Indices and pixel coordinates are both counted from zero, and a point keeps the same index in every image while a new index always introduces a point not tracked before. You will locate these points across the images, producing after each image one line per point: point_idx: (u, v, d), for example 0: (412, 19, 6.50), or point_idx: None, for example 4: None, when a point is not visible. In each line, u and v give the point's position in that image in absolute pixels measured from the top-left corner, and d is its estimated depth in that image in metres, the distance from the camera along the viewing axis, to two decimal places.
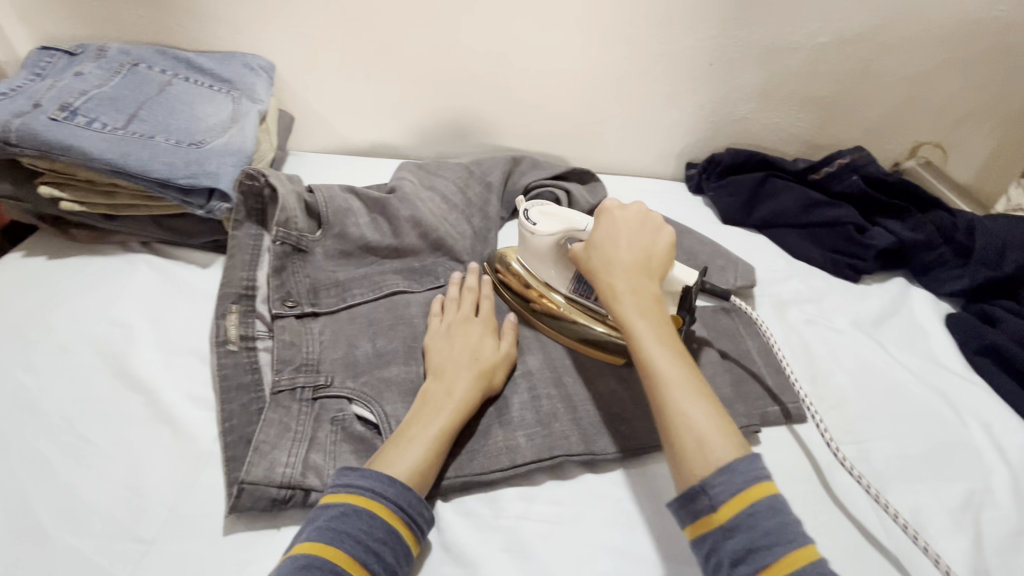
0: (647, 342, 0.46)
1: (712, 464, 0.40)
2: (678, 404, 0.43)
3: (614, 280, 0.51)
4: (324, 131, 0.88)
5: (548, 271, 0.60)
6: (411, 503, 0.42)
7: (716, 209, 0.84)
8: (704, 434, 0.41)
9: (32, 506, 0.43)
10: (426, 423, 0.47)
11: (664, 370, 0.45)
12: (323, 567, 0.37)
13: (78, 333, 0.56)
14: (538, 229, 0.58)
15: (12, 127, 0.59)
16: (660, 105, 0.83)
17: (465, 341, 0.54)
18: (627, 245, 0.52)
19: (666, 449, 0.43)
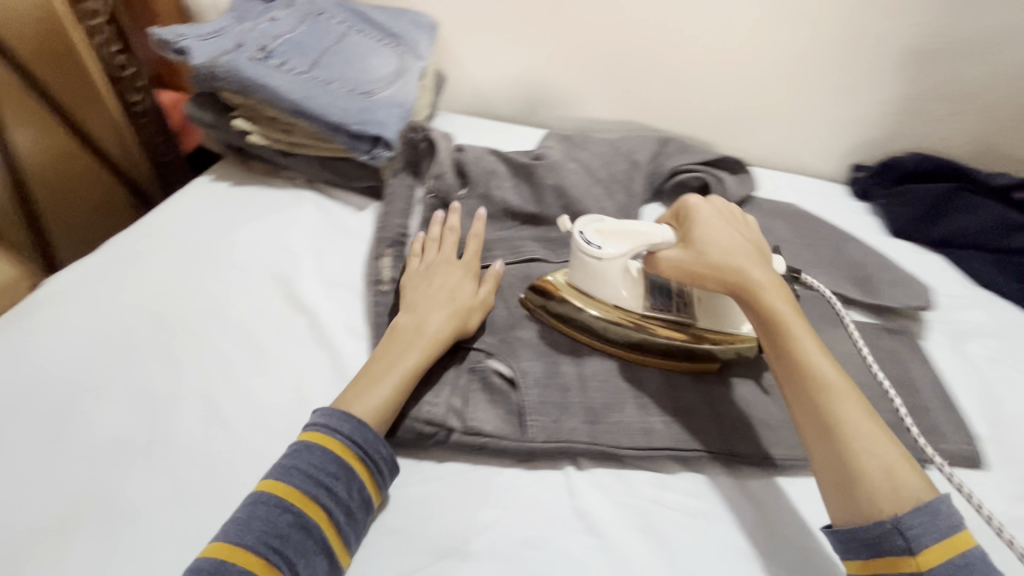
0: (809, 353, 0.43)
1: (910, 498, 0.37)
2: (849, 424, 0.39)
3: (751, 276, 0.47)
4: (472, 95, 0.90)
5: (619, 295, 0.52)
6: (365, 439, 0.43)
7: (884, 219, 0.76)
8: (888, 463, 0.38)
9: (220, 398, 0.48)
10: (395, 359, 0.48)
11: (836, 385, 0.41)
12: (270, 501, 0.39)
13: (256, 255, 0.62)
14: (604, 253, 0.51)
15: (220, 63, 0.65)
16: (836, 97, 0.76)
17: (439, 281, 0.55)
18: (733, 239, 0.49)
19: (842, 483, 0.39)
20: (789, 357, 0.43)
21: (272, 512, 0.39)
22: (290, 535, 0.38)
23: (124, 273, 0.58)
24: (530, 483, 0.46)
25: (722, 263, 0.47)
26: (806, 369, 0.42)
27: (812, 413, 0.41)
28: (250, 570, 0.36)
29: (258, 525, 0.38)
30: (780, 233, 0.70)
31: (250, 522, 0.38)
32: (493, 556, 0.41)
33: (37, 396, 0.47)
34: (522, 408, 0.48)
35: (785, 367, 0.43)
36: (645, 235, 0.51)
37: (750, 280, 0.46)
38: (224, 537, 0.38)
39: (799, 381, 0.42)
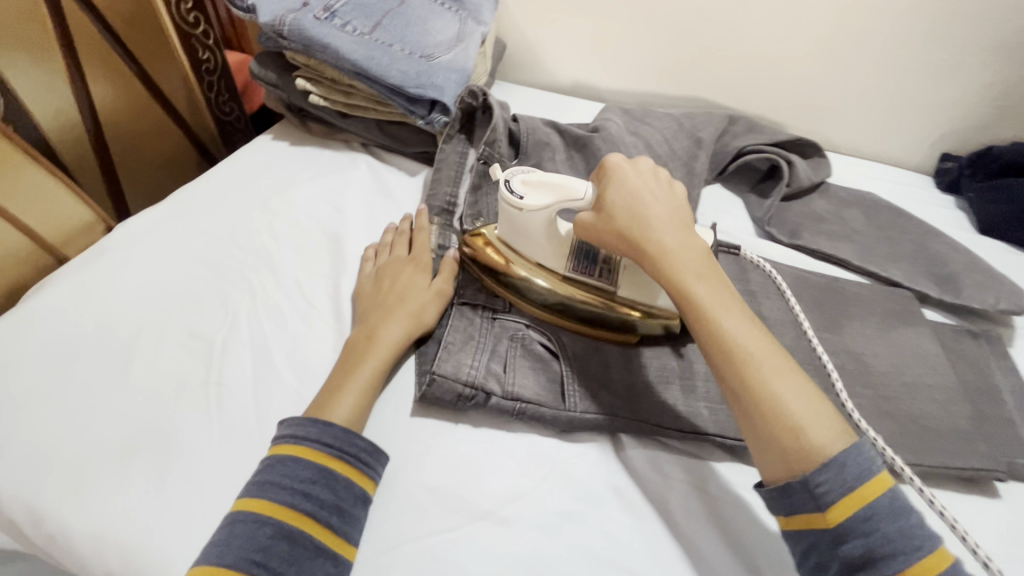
0: (714, 312, 0.40)
1: (818, 455, 0.34)
2: (778, 386, 0.37)
3: (658, 239, 0.43)
4: (532, 65, 0.88)
5: (541, 254, 0.50)
6: (336, 439, 0.41)
7: (972, 215, 0.69)
8: (805, 423, 0.35)
9: (271, 348, 0.49)
10: (351, 368, 0.46)
11: (741, 345, 0.38)
12: (247, 518, 0.37)
13: (311, 213, 0.63)
14: (526, 204, 0.48)
15: (286, 22, 0.65)
16: (931, 78, 0.70)
17: (393, 286, 0.52)
18: (654, 199, 0.46)
19: (765, 450, 0.36)
20: (695, 316, 0.40)
21: (250, 528, 0.37)
22: (275, 546, 0.36)
23: (187, 223, 0.59)
24: (568, 456, 0.45)
25: (632, 222, 0.45)
26: (713, 329, 0.39)
27: (728, 375, 0.38)
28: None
29: (238, 543, 0.36)
30: (853, 223, 0.65)
31: (229, 542, 0.36)
32: (530, 525, 0.40)
33: (104, 333, 0.48)
34: (562, 377, 0.47)
35: (694, 326, 0.40)
36: (568, 189, 0.48)
37: (658, 238, 0.44)
38: (205, 562, 0.36)
39: (717, 344, 0.39)
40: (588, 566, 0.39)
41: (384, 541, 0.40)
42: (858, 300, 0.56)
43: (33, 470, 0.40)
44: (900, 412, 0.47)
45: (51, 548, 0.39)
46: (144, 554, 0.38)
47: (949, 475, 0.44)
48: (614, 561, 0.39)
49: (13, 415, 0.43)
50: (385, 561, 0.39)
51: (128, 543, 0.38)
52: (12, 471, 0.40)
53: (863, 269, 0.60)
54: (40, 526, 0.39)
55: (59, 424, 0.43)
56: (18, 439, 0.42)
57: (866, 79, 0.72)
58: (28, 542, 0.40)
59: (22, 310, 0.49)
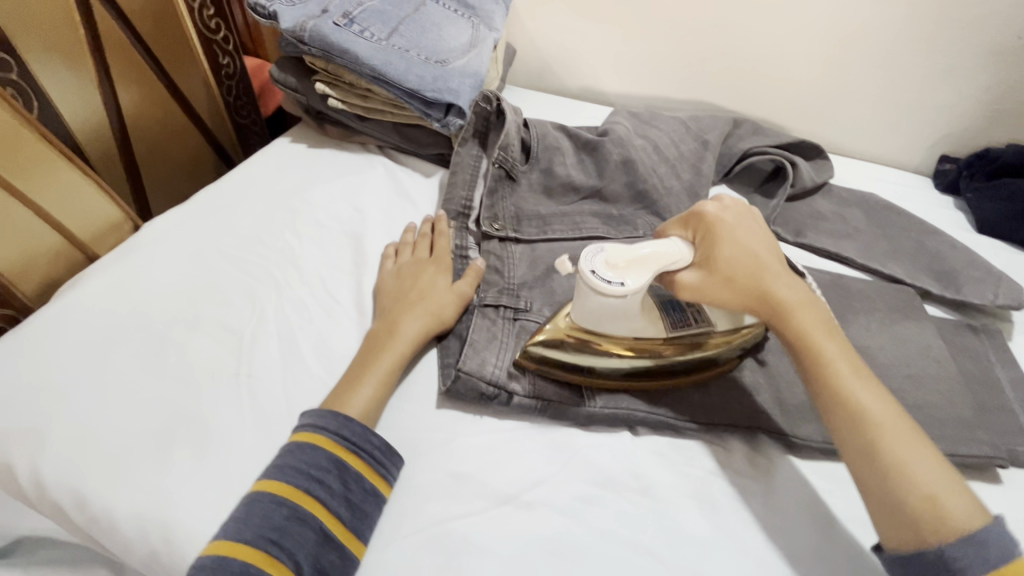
0: (848, 381, 0.40)
1: (958, 529, 0.34)
2: (912, 458, 0.37)
3: (781, 299, 0.43)
4: (541, 70, 0.90)
5: (638, 326, 0.47)
6: (353, 432, 0.43)
7: (971, 215, 0.71)
8: (942, 495, 0.35)
9: (298, 341, 0.51)
10: (370, 361, 0.47)
11: (874, 413, 0.39)
12: (264, 497, 0.39)
13: (331, 213, 0.65)
14: (630, 290, 0.43)
15: (307, 27, 0.67)
16: (929, 82, 0.72)
17: (414, 285, 0.54)
18: (763, 252, 0.46)
19: (908, 524, 0.35)
20: (825, 378, 0.41)
21: (266, 507, 0.38)
22: (287, 527, 0.38)
23: (213, 221, 0.61)
24: (585, 443, 0.47)
25: (751, 278, 0.44)
26: (844, 393, 0.40)
27: (860, 439, 0.38)
28: (249, 561, 0.36)
29: (255, 520, 0.38)
30: (855, 222, 0.67)
31: (246, 518, 0.38)
32: (550, 507, 0.42)
33: (137, 326, 0.50)
34: (582, 375, 0.49)
35: (822, 386, 0.41)
36: (661, 259, 0.44)
37: (775, 294, 0.44)
38: (223, 535, 0.37)
39: (854, 415, 0.39)
40: (608, 546, 0.40)
41: (409, 523, 0.41)
42: (863, 295, 0.58)
43: (75, 456, 0.42)
44: (905, 402, 0.49)
45: (94, 529, 0.41)
46: (184, 535, 0.39)
47: (952, 462, 0.46)
48: (633, 542, 0.41)
49: (55, 403, 0.45)
50: (414, 541, 0.40)
51: (168, 524, 0.40)
52: (55, 456, 0.42)
53: (865, 266, 0.62)
54: (83, 507, 0.41)
55: (99, 412, 0.44)
56: (60, 426, 0.44)
57: (868, 83, 0.75)
58: (70, 523, 0.42)
59: (56, 305, 0.52)
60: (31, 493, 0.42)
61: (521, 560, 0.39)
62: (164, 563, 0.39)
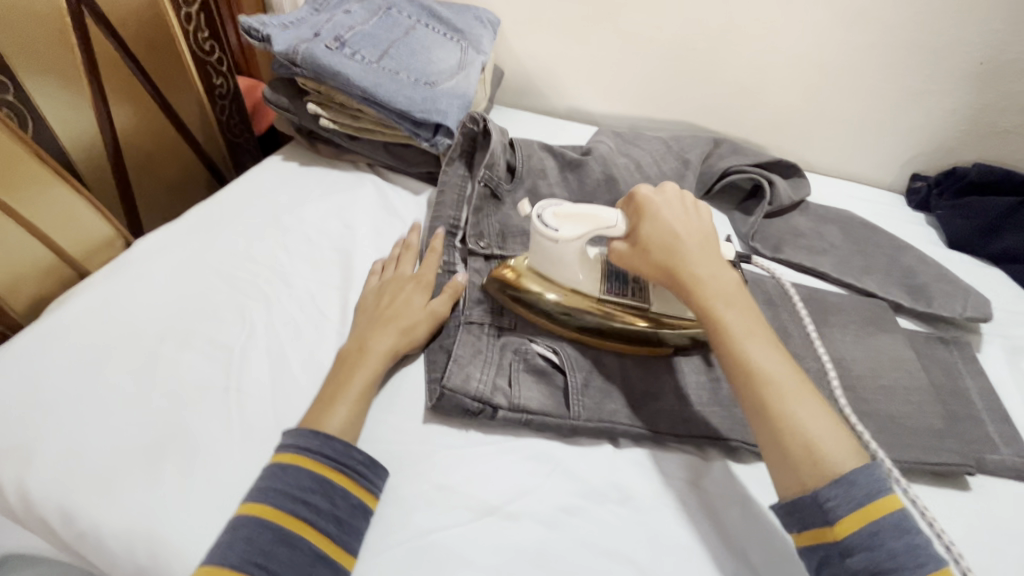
0: (743, 339, 0.44)
1: (830, 472, 0.37)
2: (797, 407, 0.40)
3: (691, 269, 0.48)
4: (529, 91, 0.93)
5: (577, 279, 0.54)
6: (336, 451, 0.43)
7: (941, 231, 0.74)
8: (816, 440, 0.38)
9: (286, 355, 0.52)
10: (347, 381, 0.48)
11: (766, 368, 0.42)
12: (250, 522, 0.39)
13: (319, 230, 0.66)
14: (561, 236, 0.51)
15: (299, 50, 0.69)
16: (899, 104, 0.75)
17: (391, 302, 0.55)
18: (686, 231, 0.50)
19: (775, 460, 0.39)
20: (724, 337, 0.44)
21: (253, 531, 0.39)
22: (274, 550, 0.38)
23: (205, 238, 0.62)
24: (569, 456, 0.48)
25: (666, 252, 0.49)
26: (736, 349, 0.43)
27: (750, 394, 0.41)
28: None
29: (242, 545, 0.38)
30: (831, 238, 0.70)
31: (232, 543, 0.38)
32: (533, 517, 0.43)
33: (127, 342, 0.51)
34: (565, 388, 0.50)
35: (717, 343, 0.44)
36: (600, 219, 0.52)
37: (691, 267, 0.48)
38: (207, 562, 0.37)
39: (741, 368, 0.42)
40: (590, 556, 0.41)
41: (395, 535, 0.42)
42: (838, 309, 0.60)
43: (63, 471, 0.43)
44: (878, 411, 0.51)
45: (80, 544, 0.41)
46: (170, 551, 0.40)
47: (923, 470, 0.47)
48: (615, 551, 0.41)
49: (45, 419, 0.45)
50: (398, 554, 0.41)
51: (155, 539, 0.40)
52: (40, 471, 0.42)
53: (840, 280, 0.64)
54: (71, 524, 0.41)
55: (88, 428, 0.45)
56: (50, 442, 0.44)
57: (840, 104, 0.78)
58: (55, 539, 0.42)
59: (46, 321, 0.52)
60: (19, 510, 0.42)
61: (502, 571, 0.40)
62: None
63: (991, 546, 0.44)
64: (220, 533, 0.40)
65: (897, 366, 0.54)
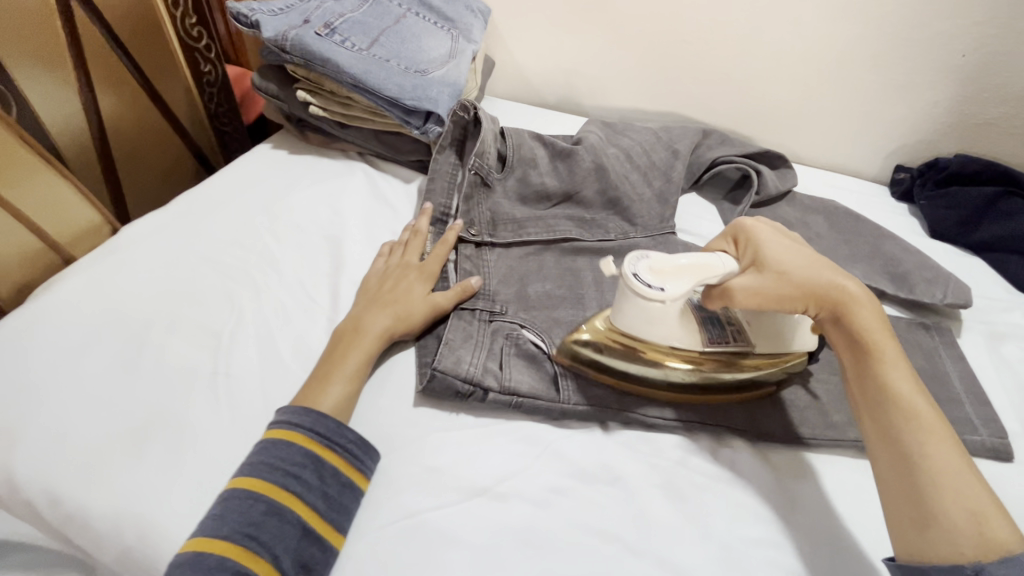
0: (899, 385, 0.40)
1: (997, 548, 0.34)
2: (958, 470, 0.37)
3: (843, 299, 0.44)
4: (519, 81, 0.93)
5: (677, 336, 0.48)
6: (328, 428, 0.43)
7: (924, 221, 0.75)
8: (977, 508, 0.35)
9: (276, 340, 0.52)
10: (338, 363, 0.48)
11: (925, 422, 0.39)
12: (241, 494, 0.39)
13: (310, 217, 0.66)
14: (668, 296, 0.45)
15: (289, 37, 0.68)
16: (884, 96, 0.76)
17: (392, 287, 0.55)
18: (818, 258, 0.46)
19: (931, 522, 0.36)
20: (880, 380, 0.41)
21: (243, 504, 0.39)
22: (265, 522, 0.39)
23: (194, 224, 0.62)
24: (557, 439, 0.48)
25: (812, 277, 0.44)
26: (894, 396, 0.40)
27: (903, 445, 0.38)
28: (225, 556, 0.37)
29: (233, 516, 0.38)
30: (817, 228, 0.71)
31: (224, 515, 0.39)
32: (522, 498, 0.43)
33: (114, 327, 0.50)
34: (555, 374, 0.51)
35: (872, 386, 0.41)
36: (706, 269, 0.45)
37: (834, 298, 0.44)
38: (199, 532, 0.38)
39: (905, 413, 0.39)
40: (578, 535, 0.42)
41: (385, 514, 0.42)
42: None
43: (49, 455, 0.42)
44: None
45: (67, 527, 0.41)
46: (158, 533, 0.40)
47: None
48: (603, 531, 0.42)
49: (30, 403, 0.45)
50: (384, 533, 0.41)
51: (144, 520, 0.40)
52: (27, 455, 0.42)
53: None
54: (58, 507, 0.41)
55: (74, 413, 0.44)
56: (35, 426, 0.44)
57: (827, 96, 0.79)
58: (42, 523, 0.42)
59: (32, 305, 0.52)
60: (4, 493, 0.42)
61: (492, 550, 0.40)
62: (139, 561, 0.39)
63: None
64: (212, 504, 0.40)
65: None
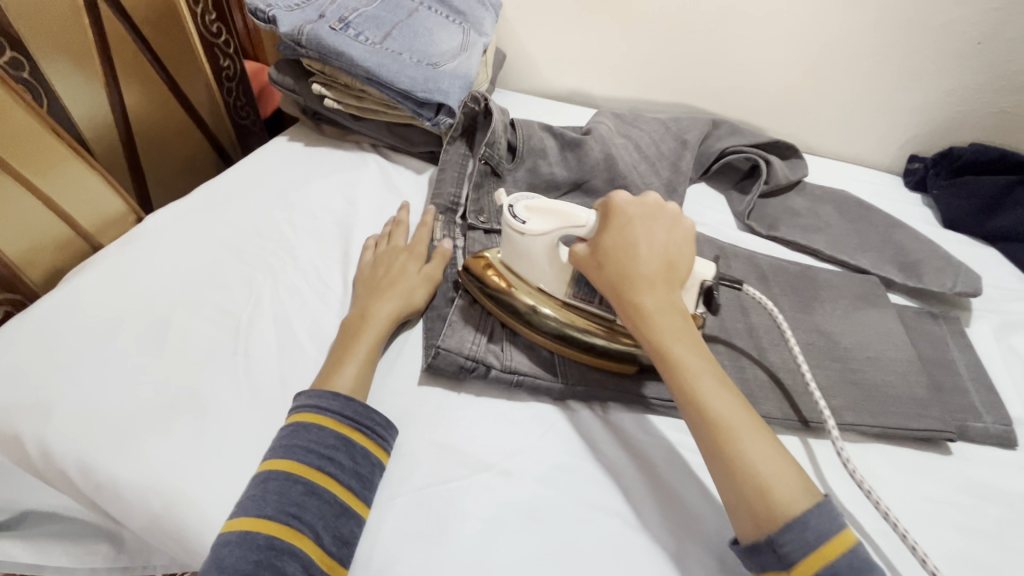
0: (690, 368, 0.41)
1: (782, 516, 0.35)
2: (748, 447, 0.37)
3: (644, 291, 0.44)
4: (532, 74, 0.94)
5: (543, 276, 0.53)
6: (355, 411, 0.45)
7: (937, 211, 0.75)
8: (767, 480, 0.36)
9: (292, 321, 0.55)
10: (349, 345, 0.50)
11: (717, 412, 0.39)
12: (281, 476, 0.41)
13: (325, 207, 0.68)
14: (527, 229, 0.51)
15: (304, 32, 0.70)
16: (897, 84, 0.76)
17: (387, 271, 0.56)
18: (643, 246, 0.46)
19: (728, 495, 0.38)
20: (678, 369, 0.41)
21: (283, 485, 0.41)
22: (305, 502, 0.40)
23: (214, 212, 0.65)
24: (561, 419, 0.50)
25: (621, 272, 0.45)
26: (688, 391, 0.40)
27: (700, 432, 0.39)
28: (273, 536, 0.38)
29: (274, 497, 0.40)
30: (826, 217, 0.71)
31: (265, 496, 0.40)
32: (528, 474, 0.45)
33: (138, 310, 0.53)
34: (554, 358, 0.52)
35: (668, 378, 0.42)
36: (571, 216, 0.50)
37: (643, 292, 0.44)
38: (243, 512, 0.39)
39: (691, 399, 0.40)
40: (580, 509, 0.43)
41: (399, 487, 0.44)
42: (830, 285, 0.61)
43: (80, 429, 0.45)
44: (865, 381, 0.52)
45: (98, 495, 0.43)
46: (183, 500, 0.42)
47: (906, 436, 0.49)
48: (604, 506, 0.43)
49: (62, 379, 0.47)
50: (395, 504, 0.43)
51: (169, 489, 0.42)
52: (59, 428, 0.45)
53: (834, 258, 0.65)
54: (89, 475, 0.43)
55: (104, 389, 0.47)
56: (67, 400, 0.46)
57: (839, 86, 0.78)
58: (75, 491, 0.45)
59: (64, 288, 0.54)
60: (39, 464, 0.45)
61: (498, 522, 0.42)
62: (164, 527, 0.42)
63: (970, 506, 0.45)
64: (248, 487, 0.42)
65: (884, 337, 0.56)
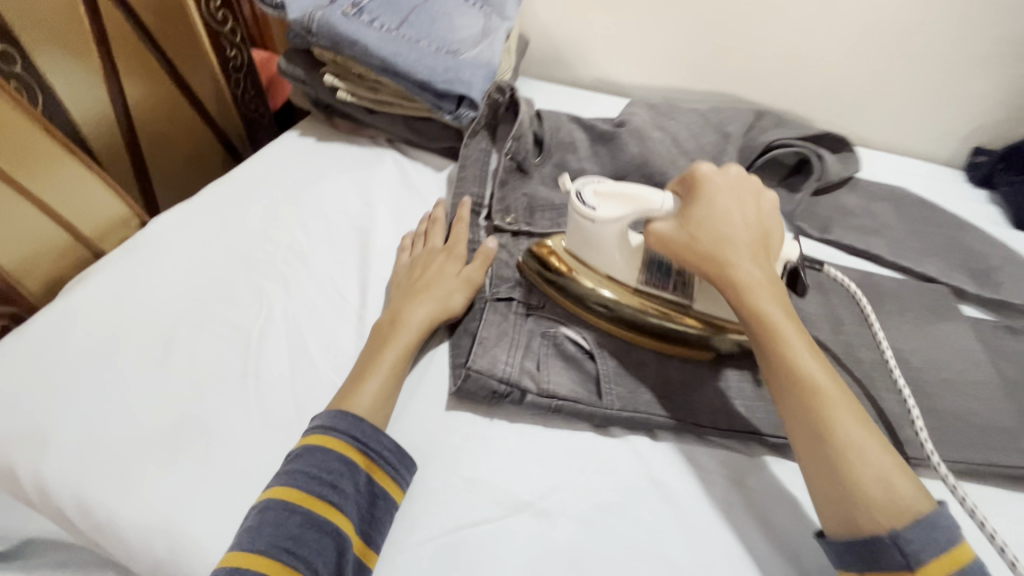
0: (797, 346, 0.40)
1: (905, 512, 0.34)
2: (864, 435, 0.36)
3: (744, 265, 0.43)
4: (557, 62, 0.88)
5: (613, 264, 0.50)
6: (365, 433, 0.41)
7: (1005, 210, 0.68)
8: (884, 470, 0.35)
9: (305, 337, 0.50)
10: (373, 357, 0.46)
11: (822, 388, 0.38)
12: (277, 506, 0.37)
13: (339, 209, 0.63)
14: (598, 215, 0.48)
15: (315, 18, 0.65)
16: (962, 71, 0.69)
17: (423, 273, 0.52)
18: (741, 221, 0.45)
19: (828, 486, 0.36)
20: (779, 348, 0.40)
21: (280, 516, 0.37)
22: (302, 536, 0.36)
23: (221, 215, 0.60)
24: (603, 449, 0.45)
25: (721, 245, 0.44)
26: (795, 367, 0.39)
27: (807, 416, 0.37)
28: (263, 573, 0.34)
29: (269, 530, 0.36)
30: (885, 217, 0.64)
31: (259, 528, 0.36)
32: (570, 514, 0.40)
33: (140, 327, 0.49)
34: (597, 376, 0.47)
35: (772, 351, 0.40)
36: (645, 201, 0.47)
37: (741, 266, 0.43)
38: (236, 546, 0.36)
39: (796, 376, 0.39)
40: (629, 555, 0.39)
41: (427, 529, 0.40)
42: (894, 295, 0.55)
43: (79, 461, 0.41)
44: (941, 408, 0.47)
45: (99, 535, 0.40)
46: (189, 545, 0.38)
47: (990, 471, 0.44)
48: (656, 552, 0.39)
49: (60, 405, 0.44)
50: (424, 549, 0.39)
51: (175, 531, 0.39)
52: (59, 462, 0.41)
53: (896, 264, 0.59)
54: (88, 514, 0.40)
55: (102, 415, 0.43)
56: (64, 430, 0.42)
57: (897, 71, 0.72)
58: (76, 530, 0.41)
59: (62, 303, 0.50)
60: (35, 499, 0.41)
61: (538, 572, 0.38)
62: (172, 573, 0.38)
63: None
64: (248, 515, 0.38)
65: (958, 353, 0.50)
